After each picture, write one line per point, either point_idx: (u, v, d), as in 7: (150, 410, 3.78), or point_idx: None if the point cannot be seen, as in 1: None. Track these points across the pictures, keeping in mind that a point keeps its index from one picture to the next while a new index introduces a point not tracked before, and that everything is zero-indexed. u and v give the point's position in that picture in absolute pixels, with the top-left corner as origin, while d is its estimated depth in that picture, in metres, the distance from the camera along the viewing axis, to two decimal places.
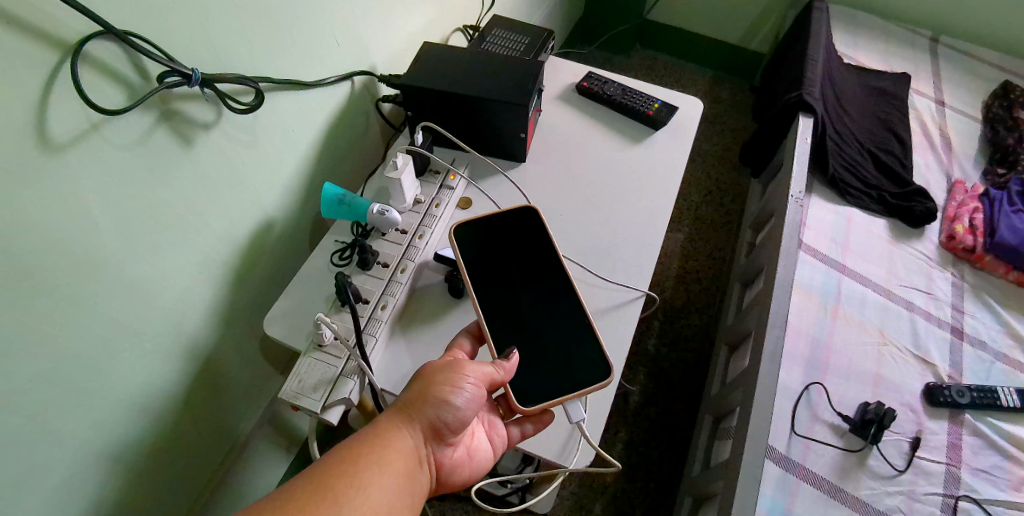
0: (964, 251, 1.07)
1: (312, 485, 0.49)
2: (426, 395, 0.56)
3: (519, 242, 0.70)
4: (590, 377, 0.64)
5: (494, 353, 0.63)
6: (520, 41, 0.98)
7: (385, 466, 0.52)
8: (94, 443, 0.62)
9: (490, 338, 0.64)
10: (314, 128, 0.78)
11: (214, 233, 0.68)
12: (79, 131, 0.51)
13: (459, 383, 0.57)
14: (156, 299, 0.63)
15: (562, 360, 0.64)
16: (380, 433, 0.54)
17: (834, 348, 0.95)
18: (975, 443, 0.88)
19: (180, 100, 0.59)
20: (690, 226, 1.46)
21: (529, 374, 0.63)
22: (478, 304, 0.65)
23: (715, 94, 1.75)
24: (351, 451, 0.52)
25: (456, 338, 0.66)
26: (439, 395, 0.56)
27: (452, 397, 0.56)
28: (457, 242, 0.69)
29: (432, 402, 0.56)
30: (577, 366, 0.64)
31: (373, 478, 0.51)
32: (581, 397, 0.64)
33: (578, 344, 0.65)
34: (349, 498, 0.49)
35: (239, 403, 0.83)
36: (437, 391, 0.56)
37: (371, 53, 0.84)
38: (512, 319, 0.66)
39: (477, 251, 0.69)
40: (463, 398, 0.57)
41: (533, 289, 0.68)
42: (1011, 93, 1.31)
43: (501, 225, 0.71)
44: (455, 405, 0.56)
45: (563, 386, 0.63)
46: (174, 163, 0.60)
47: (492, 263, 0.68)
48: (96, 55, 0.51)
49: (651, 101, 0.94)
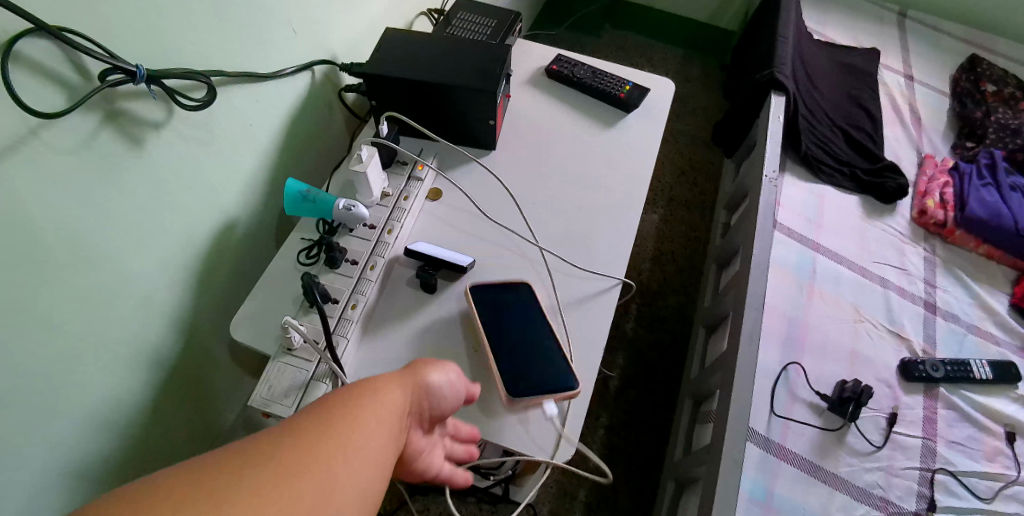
0: (936, 226, 1.08)
1: (299, 431, 0.35)
2: (409, 373, 0.48)
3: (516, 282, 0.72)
4: (561, 387, 0.64)
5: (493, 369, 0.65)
6: (487, 24, 0.95)
7: (381, 419, 0.40)
8: (56, 464, 0.59)
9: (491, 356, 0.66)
10: (274, 122, 0.75)
11: (172, 237, 0.64)
12: (17, 136, 0.47)
13: (441, 372, 0.51)
14: (114, 310, 0.60)
15: (535, 373, 0.65)
16: (369, 387, 0.42)
17: (810, 326, 0.95)
18: (950, 416, 0.90)
19: (126, 99, 0.55)
20: (665, 208, 1.46)
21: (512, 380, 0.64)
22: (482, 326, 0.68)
23: (686, 73, 1.74)
24: (335, 399, 0.40)
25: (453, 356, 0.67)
26: (422, 377, 0.49)
27: (435, 381, 0.50)
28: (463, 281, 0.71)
29: (414, 382, 0.48)
30: (548, 375, 0.65)
31: (372, 428, 0.39)
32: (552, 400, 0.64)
33: (554, 360, 0.66)
34: (347, 444, 0.36)
35: (211, 410, 0.80)
36: (420, 373, 0.49)
37: (331, 41, 0.81)
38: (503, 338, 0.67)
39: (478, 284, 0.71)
40: (444, 387, 0.50)
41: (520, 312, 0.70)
42: (977, 66, 1.32)
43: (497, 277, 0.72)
44: (436, 391, 0.50)
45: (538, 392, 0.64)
46: (124, 166, 0.57)
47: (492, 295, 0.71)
48: (30, 54, 0.47)
49: (622, 83, 0.92)
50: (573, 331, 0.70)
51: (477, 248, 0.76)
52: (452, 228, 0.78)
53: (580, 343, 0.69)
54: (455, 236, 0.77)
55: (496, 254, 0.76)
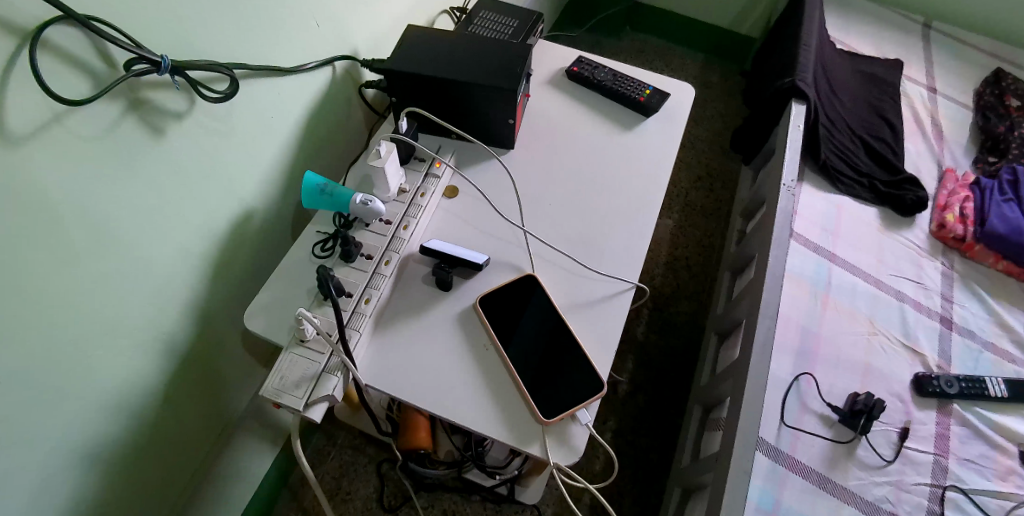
0: (955, 240, 1.06)
1: None
2: None
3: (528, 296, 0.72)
4: (589, 389, 0.66)
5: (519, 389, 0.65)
6: (508, 24, 0.95)
7: None
8: (68, 445, 0.59)
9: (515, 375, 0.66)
10: (294, 116, 0.75)
11: (190, 226, 0.65)
12: (43, 121, 0.48)
13: None
14: (130, 296, 0.61)
15: (562, 378, 0.66)
16: None
17: (824, 337, 0.94)
18: (963, 433, 0.89)
19: (149, 89, 0.56)
20: (680, 213, 1.45)
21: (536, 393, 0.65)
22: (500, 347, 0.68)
23: (705, 78, 1.73)
24: None
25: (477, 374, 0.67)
26: None
27: None
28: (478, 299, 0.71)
29: None
30: (574, 379, 0.66)
31: None
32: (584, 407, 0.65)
33: (578, 368, 0.67)
34: None
35: (222, 399, 0.81)
36: None
37: (353, 36, 0.81)
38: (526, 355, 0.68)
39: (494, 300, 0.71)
40: None
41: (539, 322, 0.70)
42: (1002, 80, 1.30)
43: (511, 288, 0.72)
44: None
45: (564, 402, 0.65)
46: (145, 154, 0.57)
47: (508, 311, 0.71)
48: (58, 42, 0.48)
49: (642, 87, 0.92)
50: (585, 334, 0.70)
51: (492, 247, 0.76)
52: (467, 226, 0.78)
53: (592, 345, 0.69)
54: (469, 234, 0.78)
55: (511, 254, 0.76)
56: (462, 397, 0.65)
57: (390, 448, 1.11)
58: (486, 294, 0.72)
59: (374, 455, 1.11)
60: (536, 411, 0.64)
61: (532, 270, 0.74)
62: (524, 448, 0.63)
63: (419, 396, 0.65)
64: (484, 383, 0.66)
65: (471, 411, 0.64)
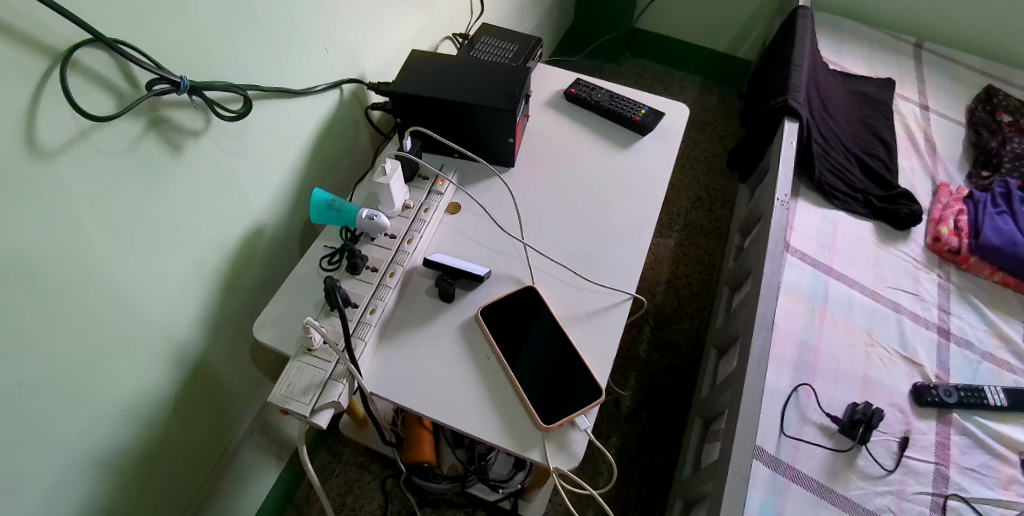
0: (950, 253, 1.08)
1: None
2: None
3: (529, 310, 0.74)
4: (588, 396, 0.67)
5: (522, 393, 0.67)
6: (509, 49, 0.99)
7: None
8: (80, 450, 0.61)
9: (518, 383, 0.68)
10: (303, 136, 0.79)
11: (205, 239, 0.68)
12: (70, 136, 0.51)
13: None
14: (147, 304, 0.64)
15: (561, 386, 0.68)
16: None
17: (822, 350, 0.95)
18: (963, 442, 0.89)
19: (170, 108, 0.59)
20: (680, 232, 1.47)
21: (537, 398, 0.67)
22: (503, 357, 0.70)
23: (704, 102, 1.77)
24: None
25: (479, 383, 0.69)
26: None
27: None
28: (480, 313, 0.73)
29: None
30: (575, 385, 0.68)
31: None
32: (585, 412, 0.66)
33: (578, 375, 0.69)
34: None
35: (230, 412, 0.83)
36: None
37: (360, 60, 0.85)
38: (528, 364, 0.70)
39: (495, 313, 0.73)
40: None
41: (541, 333, 0.72)
42: (993, 97, 1.33)
43: (513, 302, 0.74)
44: None
45: (565, 406, 0.66)
46: (163, 171, 0.60)
47: (510, 322, 0.73)
48: (87, 63, 0.51)
49: (638, 107, 0.95)
50: (582, 344, 0.72)
51: (493, 261, 0.79)
52: (469, 241, 0.81)
53: (590, 354, 0.71)
54: (471, 248, 0.80)
55: (512, 266, 0.78)
56: (464, 404, 0.67)
57: (393, 464, 1.12)
58: (488, 305, 0.74)
59: (378, 472, 1.12)
60: (536, 417, 0.65)
61: (532, 282, 0.76)
62: (525, 454, 0.64)
63: (421, 403, 0.67)
64: (486, 391, 0.68)
65: (473, 418, 0.66)
